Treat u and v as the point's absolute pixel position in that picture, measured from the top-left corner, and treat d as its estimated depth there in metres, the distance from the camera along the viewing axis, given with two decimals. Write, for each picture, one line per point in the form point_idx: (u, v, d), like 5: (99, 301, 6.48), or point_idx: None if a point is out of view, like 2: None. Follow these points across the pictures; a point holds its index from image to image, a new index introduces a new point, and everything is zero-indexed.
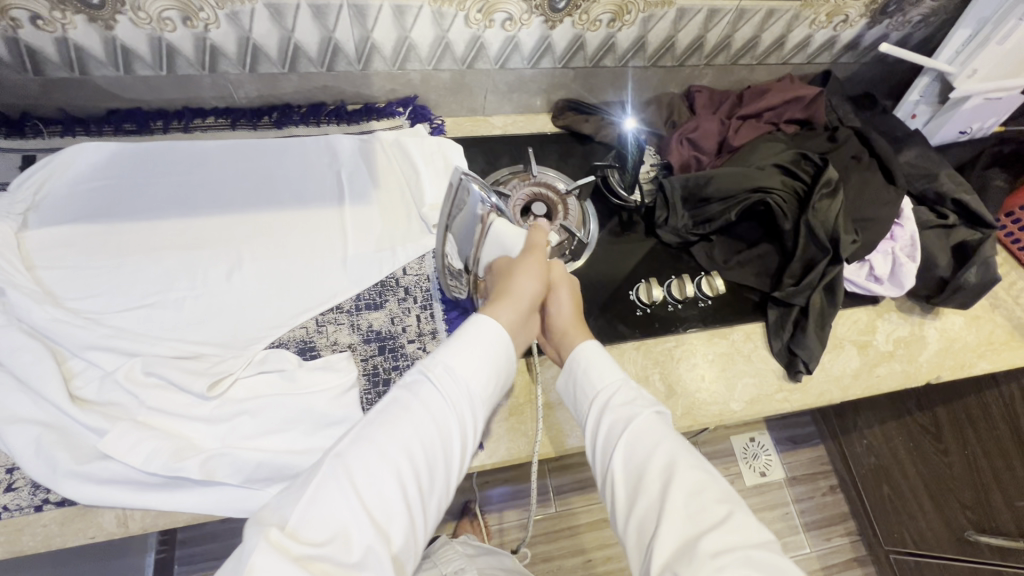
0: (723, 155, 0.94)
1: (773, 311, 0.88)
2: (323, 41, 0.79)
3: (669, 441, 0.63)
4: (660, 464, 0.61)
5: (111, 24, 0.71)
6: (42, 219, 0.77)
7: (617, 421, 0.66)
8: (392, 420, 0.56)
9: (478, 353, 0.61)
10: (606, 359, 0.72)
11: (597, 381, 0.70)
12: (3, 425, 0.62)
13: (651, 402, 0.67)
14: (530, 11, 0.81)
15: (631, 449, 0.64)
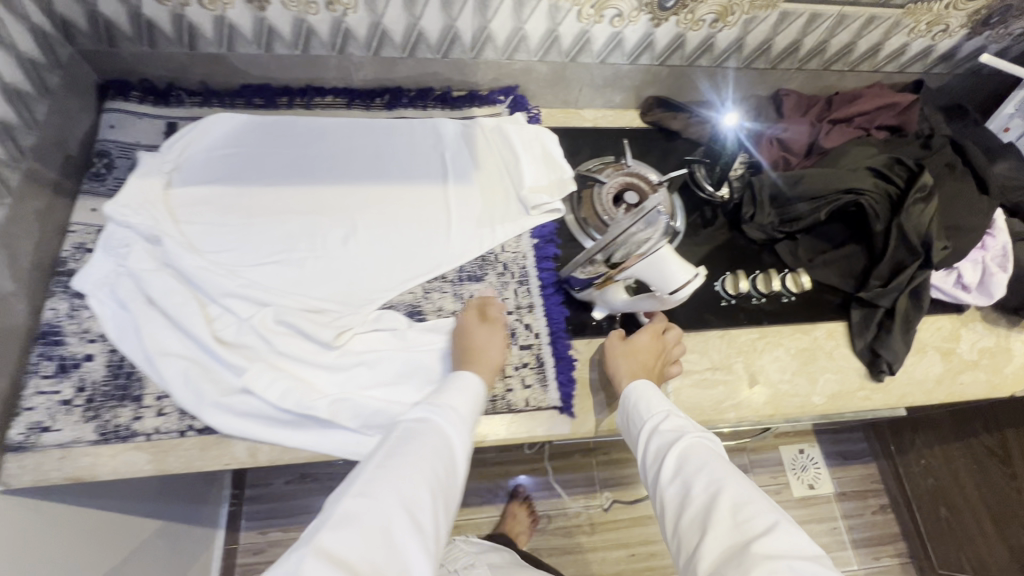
0: (812, 156, 0.96)
1: (857, 311, 0.90)
2: (445, 29, 0.85)
3: (714, 460, 0.63)
4: (709, 476, 0.61)
5: (265, 6, 0.78)
6: (185, 178, 0.85)
7: (666, 441, 0.67)
8: (413, 446, 0.59)
9: (453, 393, 0.67)
10: (655, 389, 0.73)
11: (647, 409, 0.71)
12: (158, 357, 0.70)
13: (697, 426, 0.68)
14: (639, 9, 0.85)
15: (682, 464, 0.63)
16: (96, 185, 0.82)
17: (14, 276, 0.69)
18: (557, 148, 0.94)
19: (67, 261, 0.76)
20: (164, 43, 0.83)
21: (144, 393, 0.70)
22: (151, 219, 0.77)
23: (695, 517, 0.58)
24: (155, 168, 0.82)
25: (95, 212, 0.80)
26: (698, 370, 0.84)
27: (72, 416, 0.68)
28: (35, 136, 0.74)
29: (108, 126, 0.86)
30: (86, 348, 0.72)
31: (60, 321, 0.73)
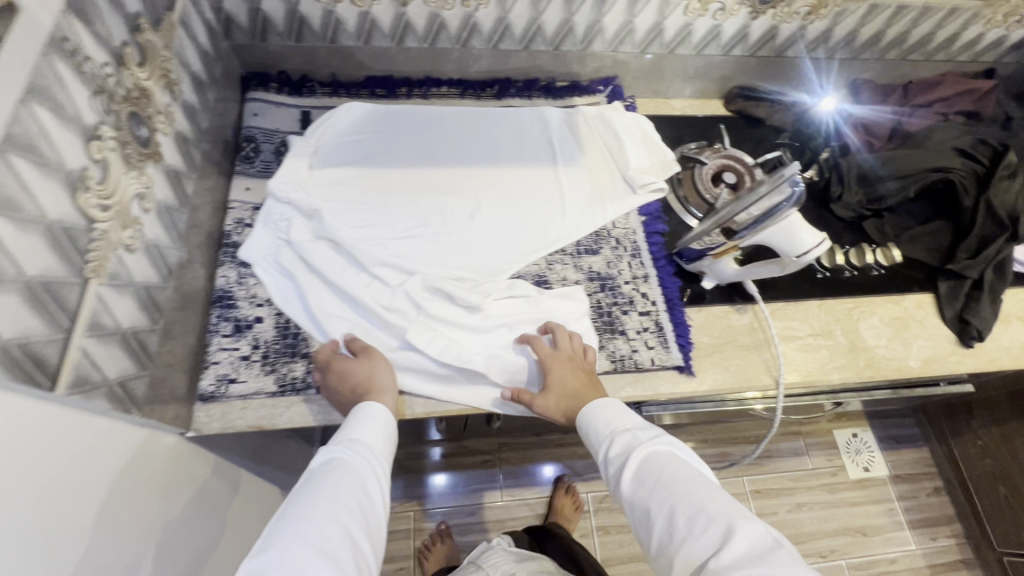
0: (895, 139, 1.02)
1: (944, 283, 0.95)
2: (563, 23, 0.92)
3: (672, 469, 0.60)
4: (664, 492, 0.58)
5: (407, 2, 0.86)
6: (323, 160, 0.92)
7: (619, 463, 0.64)
8: (324, 483, 0.59)
9: (357, 427, 0.67)
10: (606, 406, 0.71)
11: (596, 430, 0.69)
12: (323, 318, 0.78)
13: (648, 434, 0.66)
14: (742, 2, 0.92)
15: (637, 483, 0.61)
16: (247, 166, 0.89)
17: (196, 244, 0.77)
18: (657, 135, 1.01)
19: (231, 234, 0.83)
20: (309, 37, 0.90)
21: (312, 351, 0.77)
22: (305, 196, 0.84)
23: (662, 535, 0.57)
24: (301, 151, 0.89)
25: (249, 190, 0.88)
26: (801, 336, 0.90)
27: (252, 370, 0.75)
28: (207, 119, 0.81)
29: (252, 114, 0.93)
30: (256, 311, 0.79)
31: (231, 287, 0.80)
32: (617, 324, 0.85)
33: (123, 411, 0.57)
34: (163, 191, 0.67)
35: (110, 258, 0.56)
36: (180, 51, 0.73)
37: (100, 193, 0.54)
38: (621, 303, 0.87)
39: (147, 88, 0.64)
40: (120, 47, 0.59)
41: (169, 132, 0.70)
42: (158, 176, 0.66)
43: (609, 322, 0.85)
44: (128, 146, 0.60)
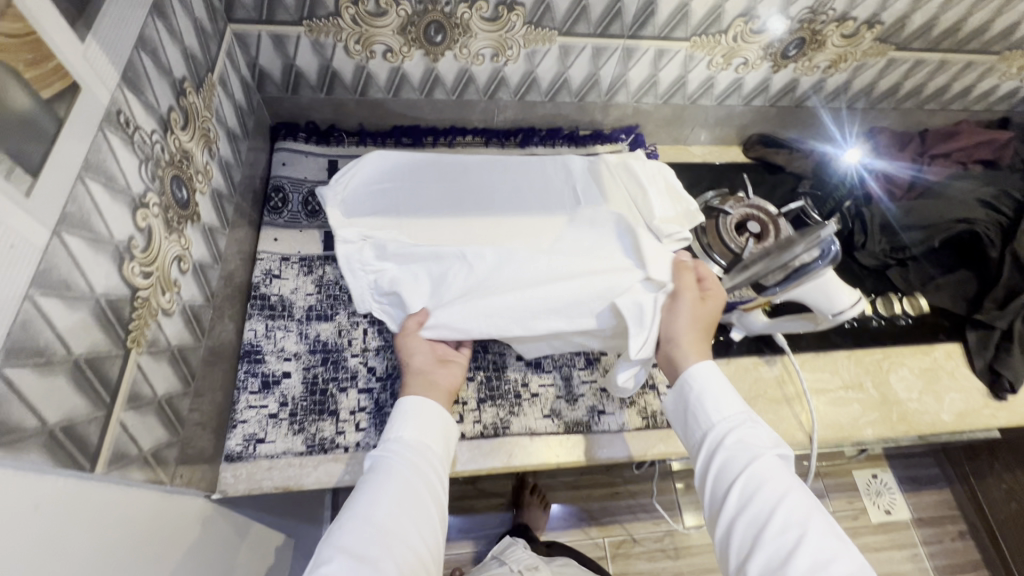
0: (915, 189, 1.03)
1: (972, 333, 0.94)
2: (588, 76, 0.94)
3: (796, 497, 0.60)
4: (787, 517, 0.58)
5: (438, 58, 0.87)
6: (349, 211, 0.90)
7: (734, 461, 0.64)
8: (393, 482, 0.63)
9: (422, 421, 0.69)
10: (727, 387, 0.70)
11: (719, 412, 0.68)
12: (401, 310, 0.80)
13: (771, 449, 0.65)
14: (764, 57, 0.94)
15: (752, 490, 0.61)
16: (275, 217, 0.90)
17: (226, 299, 0.77)
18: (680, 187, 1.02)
19: (259, 285, 0.83)
20: (339, 90, 0.91)
21: (339, 408, 0.76)
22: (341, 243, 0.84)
23: (772, 543, 0.57)
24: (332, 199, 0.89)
25: (277, 241, 0.88)
26: (832, 389, 0.89)
27: (279, 429, 0.74)
28: (240, 173, 0.82)
29: (281, 164, 0.94)
30: (283, 366, 0.78)
31: (258, 341, 0.79)
32: (646, 378, 0.84)
33: (158, 482, 0.56)
34: (200, 249, 0.67)
35: (150, 325, 0.55)
36: (219, 110, 0.74)
37: (143, 260, 0.54)
38: None
39: (189, 151, 0.65)
40: (167, 112, 0.60)
41: (207, 191, 0.70)
42: (195, 237, 0.66)
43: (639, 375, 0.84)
44: (170, 210, 0.60)
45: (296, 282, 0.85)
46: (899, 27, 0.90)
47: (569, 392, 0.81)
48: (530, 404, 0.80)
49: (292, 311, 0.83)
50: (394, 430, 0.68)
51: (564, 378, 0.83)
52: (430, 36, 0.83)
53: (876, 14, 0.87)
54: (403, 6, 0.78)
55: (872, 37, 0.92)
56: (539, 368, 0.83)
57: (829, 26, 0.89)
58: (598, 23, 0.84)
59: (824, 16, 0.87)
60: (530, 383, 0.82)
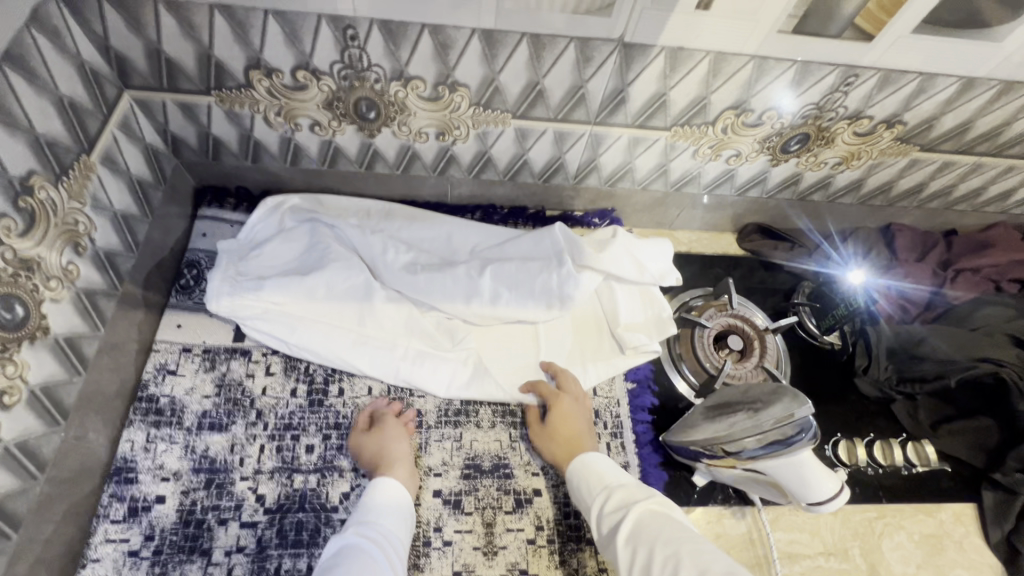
0: (933, 310, 0.87)
1: (989, 494, 0.80)
2: (552, 159, 0.81)
3: (666, 520, 0.54)
4: (661, 535, 0.52)
5: (375, 134, 0.75)
6: (240, 292, 0.73)
7: (614, 512, 0.59)
8: (346, 557, 0.56)
9: (396, 507, 0.64)
10: (601, 464, 0.66)
11: (589, 491, 0.63)
12: (338, 330, 0.76)
13: (643, 493, 0.60)
14: (760, 150, 0.80)
15: (632, 530, 0.55)
16: (183, 299, 0.79)
17: (94, 410, 0.66)
18: (648, 248, 0.81)
19: (148, 384, 0.72)
20: (266, 159, 0.80)
21: (214, 547, 0.65)
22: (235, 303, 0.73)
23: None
24: (244, 240, 0.79)
25: (180, 328, 0.77)
26: (809, 556, 0.74)
27: (137, 571, 0.63)
28: (134, 257, 0.72)
29: (200, 235, 0.83)
30: (158, 488, 0.67)
31: (135, 455, 0.68)
32: (585, 531, 0.71)
33: None
34: (45, 369, 0.59)
35: None
36: (96, 196, 0.64)
37: None
38: None
39: (31, 259, 0.55)
40: None
41: (66, 294, 0.61)
42: (36, 357, 0.57)
43: (576, 525, 0.71)
44: None
45: (193, 379, 0.74)
46: (925, 128, 0.75)
47: (489, 543, 0.69)
48: (440, 556, 0.68)
49: (182, 417, 0.71)
50: (364, 510, 0.63)
51: (486, 523, 0.70)
52: (362, 112, 0.71)
53: (897, 114, 0.73)
54: (325, 81, 0.66)
55: (891, 136, 0.77)
56: (458, 508, 0.71)
57: (840, 124, 0.74)
58: (558, 108, 0.71)
59: (833, 113, 0.73)
60: (443, 528, 0.70)
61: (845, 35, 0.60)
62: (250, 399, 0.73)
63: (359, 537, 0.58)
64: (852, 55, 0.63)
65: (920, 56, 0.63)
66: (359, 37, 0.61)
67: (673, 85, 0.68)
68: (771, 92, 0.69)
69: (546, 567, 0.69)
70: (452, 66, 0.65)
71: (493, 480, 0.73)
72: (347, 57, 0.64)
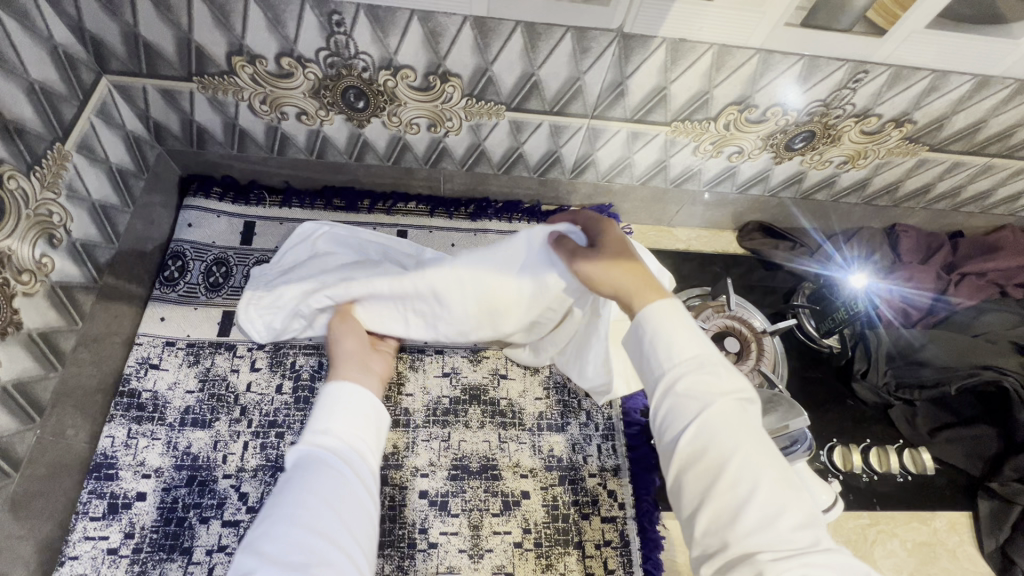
0: (936, 313, 0.85)
1: (985, 503, 0.79)
2: (548, 153, 0.79)
3: (760, 446, 0.41)
4: (750, 469, 0.40)
5: (364, 124, 0.73)
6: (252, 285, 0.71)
7: (686, 399, 0.43)
8: (309, 480, 0.45)
9: (366, 411, 0.52)
10: (682, 322, 0.47)
11: (666, 357, 0.45)
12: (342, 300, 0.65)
13: (733, 383, 0.44)
14: (763, 147, 0.77)
15: (706, 439, 0.42)
16: (167, 291, 0.76)
17: (73, 406, 0.65)
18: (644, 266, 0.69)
19: (130, 378, 0.71)
20: (252, 148, 0.78)
21: (195, 546, 0.64)
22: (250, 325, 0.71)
23: (738, 538, 0.38)
24: (279, 263, 0.73)
25: (164, 322, 0.74)
26: None
27: (116, 569, 0.62)
28: (115, 250, 0.71)
29: (185, 225, 0.80)
30: (139, 485, 0.66)
31: (115, 451, 0.67)
32: (573, 534, 0.70)
33: None
34: (19, 364, 0.58)
35: None
36: (73, 185, 0.63)
37: None
38: (582, 503, 0.72)
39: (3, 251, 0.55)
40: None
41: (41, 289, 0.60)
42: (8, 353, 0.57)
43: (564, 529, 0.70)
44: None
45: (176, 374, 0.72)
46: (934, 128, 0.72)
47: (475, 545, 0.68)
48: (425, 557, 0.67)
49: (164, 413, 0.70)
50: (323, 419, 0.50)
51: (473, 524, 0.69)
52: (350, 101, 0.69)
53: (907, 112, 0.70)
54: (311, 68, 0.64)
55: (899, 136, 0.74)
56: (444, 510, 0.70)
57: (846, 121, 0.72)
58: (554, 100, 0.68)
59: (840, 110, 0.70)
60: (429, 530, 0.68)
61: (855, 29, 0.57)
62: (234, 395, 0.72)
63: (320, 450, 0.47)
64: (862, 50, 0.60)
65: (934, 52, 0.60)
66: (344, 23, 0.58)
67: (674, 78, 0.65)
68: (776, 87, 0.66)
69: (532, 571, 0.68)
70: (442, 55, 0.62)
71: (481, 481, 0.72)
72: (332, 43, 0.61)
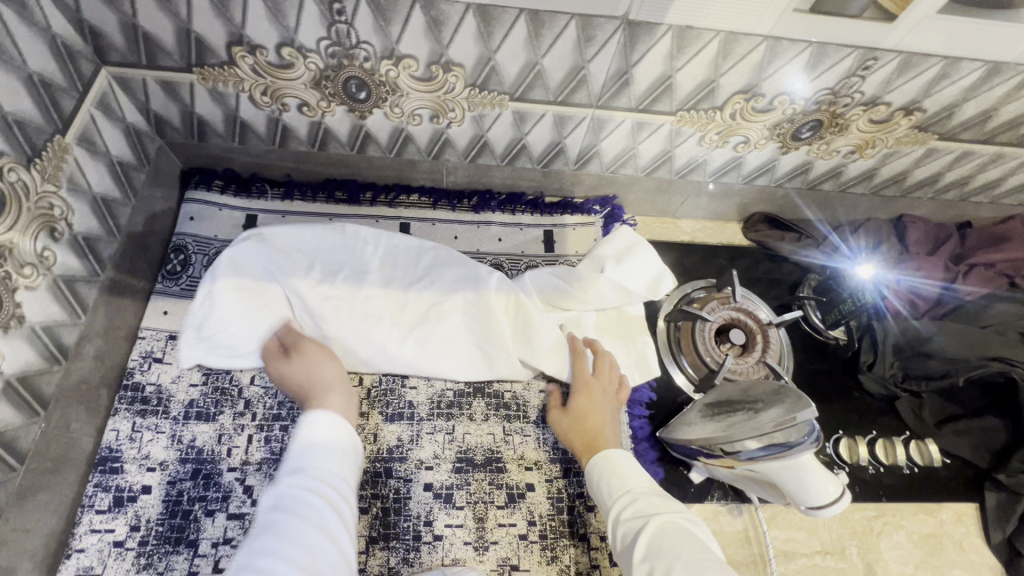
0: (943, 304, 0.84)
1: (993, 495, 0.78)
2: (551, 144, 0.78)
3: (695, 546, 0.51)
4: (687, 562, 0.49)
5: (366, 116, 0.72)
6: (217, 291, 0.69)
7: (630, 529, 0.56)
8: (290, 512, 0.51)
9: (336, 441, 0.59)
10: (624, 467, 0.62)
11: (610, 491, 0.61)
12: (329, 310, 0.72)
13: (669, 507, 0.57)
14: (770, 137, 0.76)
15: (652, 546, 0.52)
16: (170, 285, 0.75)
17: (77, 400, 0.65)
18: (631, 265, 0.79)
19: (133, 372, 0.70)
20: (253, 140, 0.77)
21: (200, 538, 0.64)
22: (220, 328, 0.69)
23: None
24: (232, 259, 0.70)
25: (167, 315, 0.74)
26: (806, 554, 0.73)
27: (122, 562, 0.62)
28: (116, 243, 0.70)
29: (187, 219, 0.79)
30: (144, 478, 0.66)
31: (120, 445, 0.67)
32: (578, 526, 0.70)
33: None
34: (22, 357, 0.58)
35: None
36: (74, 178, 0.62)
37: None
38: (587, 495, 0.72)
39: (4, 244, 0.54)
40: None
41: (43, 282, 0.60)
42: (11, 346, 0.56)
43: (569, 521, 0.70)
44: None
45: (180, 368, 0.72)
46: (945, 116, 0.71)
47: (480, 538, 0.68)
48: (430, 550, 0.67)
49: (168, 406, 0.69)
50: (302, 455, 0.57)
51: (477, 517, 0.69)
52: (352, 92, 0.68)
53: (916, 100, 0.69)
54: (311, 59, 0.63)
55: (908, 124, 0.73)
56: (448, 502, 0.70)
57: (855, 110, 0.71)
58: (557, 90, 0.67)
59: (848, 98, 0.69)
60: (434, 523, 0.68)
61: (864, 15, 0.56)
62: (238, 388, 0.72)
63: (295, 491, 0.53)
64: (872, 36, 0.59)
65: (945, 38, 0.59)
66: (345, 12, 0.58)
67: (680, 67, 0.64)
68: (783, 75, 0.65)
69: (537, 563, 0.68)
70: (445, 44, 0.61)
71: (485, 473, 0.72)
72: (333, 33, 0.60)
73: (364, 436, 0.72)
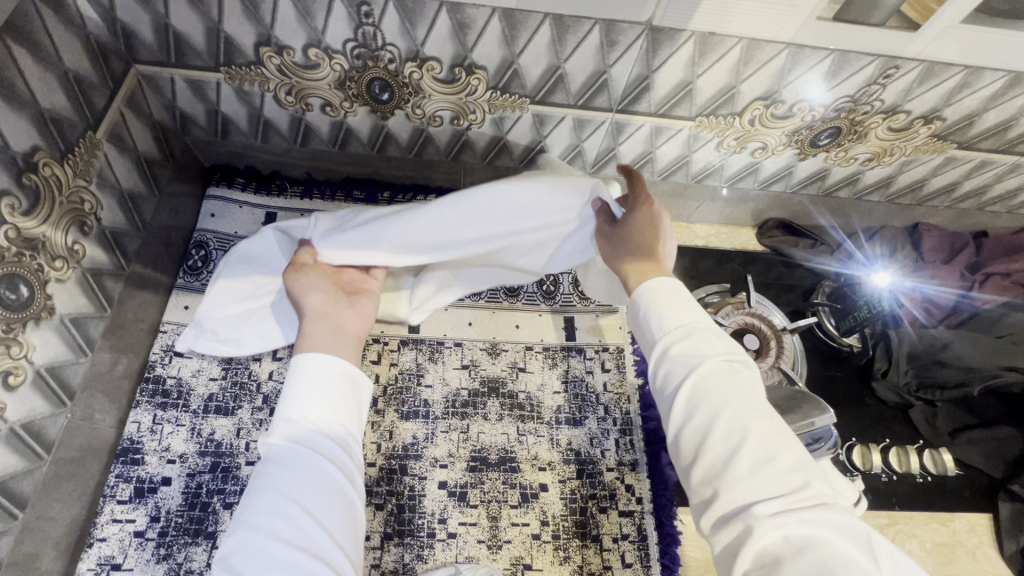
0: (956, 314, 0.84)
1: (1007, 505, 0.78)
2: (569, 147, 0.78)
3: (747, 398, 0.44)
4: (734, 420, 0.43)
5: (388, 117, 0.73)
6: (229, 288, 0.69)
7: (678, 366, 0.47)
8: (286, 458, 0.49)
9: (335, 380, 0.54)
10: (680, 299, 0.52)
11: (663, 320, 0.50)
12: None
13: (723, 349, 0.47)
14: (788, 143, 0.77)
15: (697, 395, 0.45)
16: (190, 280, 0.76)
17: (101, 391, 0.66)
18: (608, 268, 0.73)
19: (154, 365, 0.71)
20: (275, 140, 0.78)
21: (219, 531, 0.65)
22: (211, 315, 0.70)
23: (732, 481, 0.41)
24: (247, 255, 0.69)
25: (187, 310, 0.75)
26: None
27: (143, 552, 0.63)
28: (140, 237, 0.71)
29: (208, 215, 0.80)
30: (165, 470, 0.67)
31: (141, 437, 0.68)
32: (590, 527, 0.70)
33: None
34: (52, 349, 0.59)
35: None
36: (103, 173, 0.64)
37: None
38: (600, 497, 0.72)
39: (37, 238, 0.55)
40: None
41: (72, 275, 0.61)
42: (41, 337, 0.58)
43: (582, 522, 0.71)
44: None
45: (200, 362, 0.73)
46: (965, 125, 0.71)
47: (493, 536, 0.69)
48: (444, 547, 0.68)
49: (188, 400, 0.70)
50: (289, 403, 0.52)
51: (491, 516, 0.70)
52: (375, 93, 0.69)
53: (936, 109, 0.69)
54: (336, 59, 0.64)
55: (927, 133, 0.73)
56: (462, 500, 0.70)
57: (874, 118, 0.71)
58: (577, 94, 0.68)
59: (868, 106, 0.69)
60: (448, 520, 0.69)
61: (888, 24, 0.57)
62: (256, 383, 0.73)
63: (292, 429, 0.51)
64: (894, 45, 0.59)
65: (966, 48, 0.59)
66: (373, 14, 0.58)
67: (701, 72, 0.64)
68: (803, 82, 0.66)
69: (549, 563, 0.68)
70: (469, 47, 0.62)
71: (499, 473, 0.72)
72: (360, 35, 0.61)
73: (380, 433, 0.72)
